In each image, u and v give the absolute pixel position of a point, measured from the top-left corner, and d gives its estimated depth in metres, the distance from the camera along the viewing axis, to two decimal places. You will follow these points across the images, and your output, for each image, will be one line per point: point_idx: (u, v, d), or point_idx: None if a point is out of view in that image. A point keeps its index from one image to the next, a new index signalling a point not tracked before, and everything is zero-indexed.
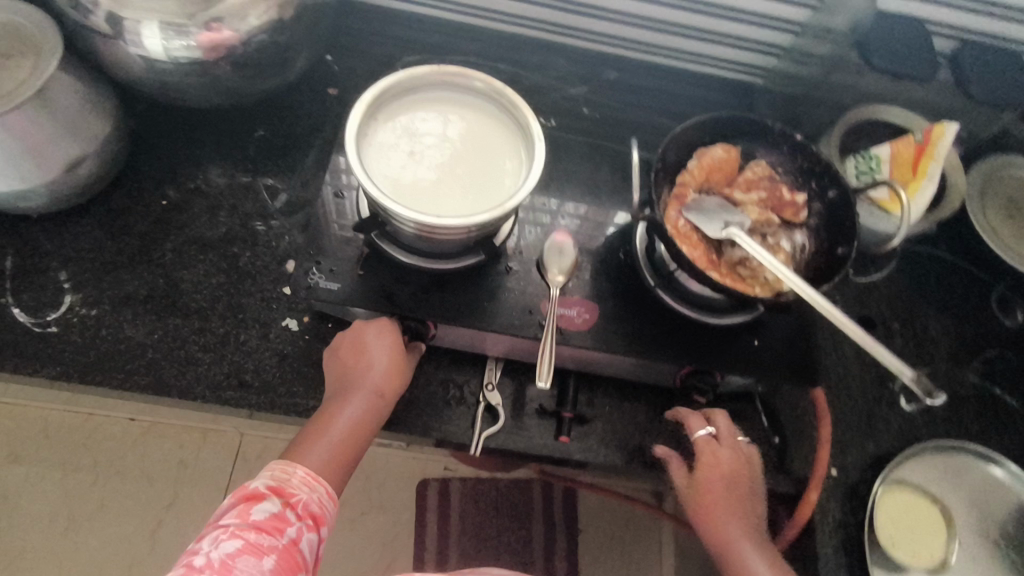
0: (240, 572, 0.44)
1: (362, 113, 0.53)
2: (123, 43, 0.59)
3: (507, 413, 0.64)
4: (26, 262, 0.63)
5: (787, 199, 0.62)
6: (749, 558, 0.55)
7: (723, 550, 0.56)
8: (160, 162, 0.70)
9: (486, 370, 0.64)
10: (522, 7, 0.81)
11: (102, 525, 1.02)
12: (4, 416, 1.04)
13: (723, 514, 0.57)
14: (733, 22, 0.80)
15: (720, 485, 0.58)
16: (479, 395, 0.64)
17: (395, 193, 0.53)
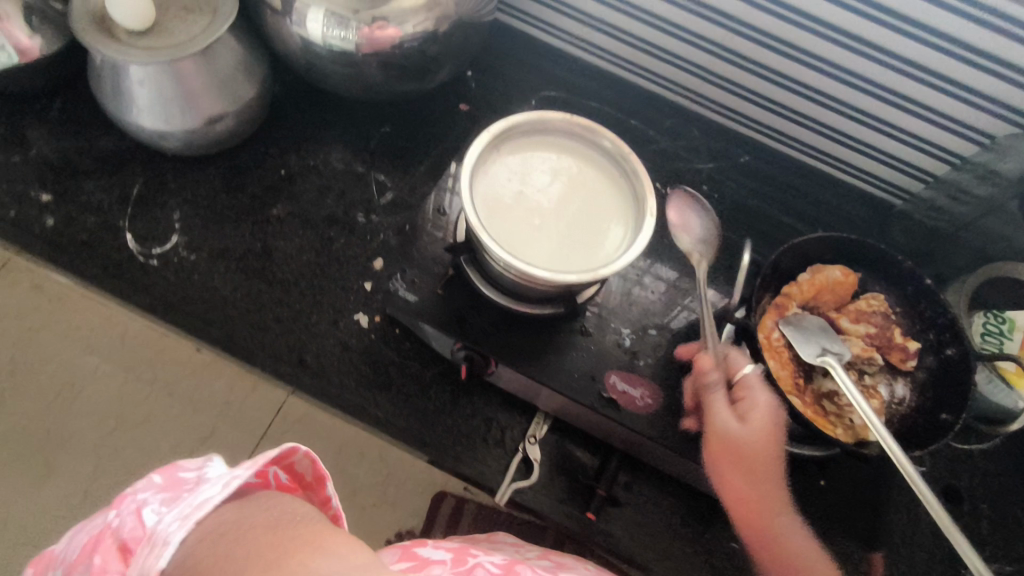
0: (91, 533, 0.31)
1: (485, 144, 0.53)
2: (289, 21, 0.63)
3: (540, 470, 0.62)
4: (149, 193, 0.68)
5: (897, 341, 0.57)
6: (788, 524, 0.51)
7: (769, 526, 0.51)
8: (291, 134, 0.74)
9: (532, 423, 0.63)
10: (671, 70, 0.80)
11: (123, 445, 0.96)
12: (62, 311, 0.98)
13: (769, 480, 0.51)
14: (888, 137, 0.75)
15: (767, 450, 0.51)
16: (520, 445, 0.63)
17: (495, 229, 0.53)
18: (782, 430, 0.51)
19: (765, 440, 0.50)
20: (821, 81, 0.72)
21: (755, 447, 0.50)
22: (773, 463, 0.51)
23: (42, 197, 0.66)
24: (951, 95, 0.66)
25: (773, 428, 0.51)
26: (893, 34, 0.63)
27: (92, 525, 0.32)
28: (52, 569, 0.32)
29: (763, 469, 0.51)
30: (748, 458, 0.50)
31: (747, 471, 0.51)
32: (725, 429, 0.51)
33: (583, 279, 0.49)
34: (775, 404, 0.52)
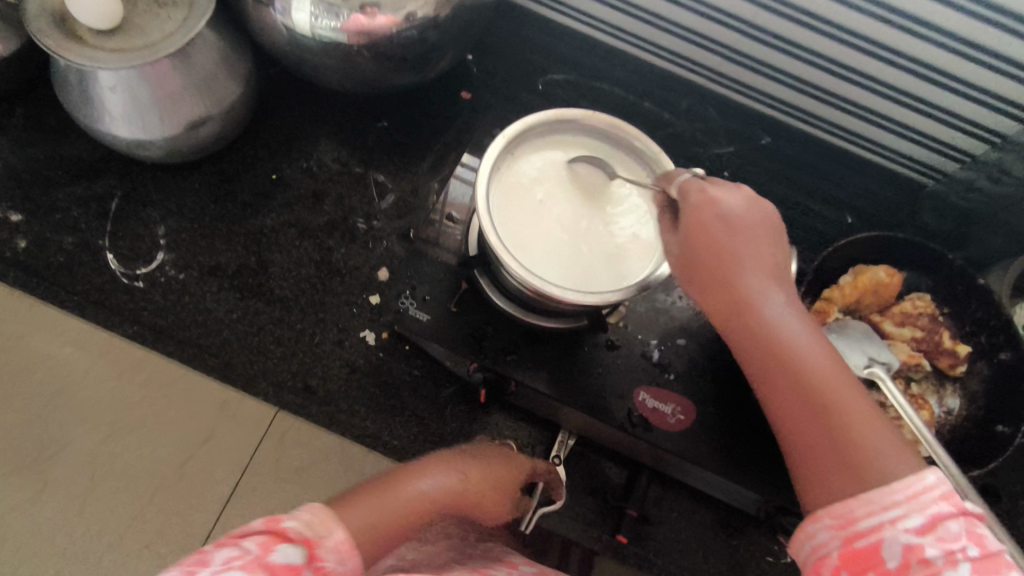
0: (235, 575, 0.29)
1: (501, 149, 0.48)
2: (272, 11, 0.57)
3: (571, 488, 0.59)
4: (129, 208, 0.62)
5: (946, 346, 0.54)
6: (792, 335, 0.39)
7: (768, 343, 0.39)
8: (281, 133, 0.68)
9: (557, 441, 0.59)
10: (687, 48, 0.74)
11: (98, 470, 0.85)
12: None
13: (747, 285, 0.40)
14: (923, 115, 0.70)
15: (719, 237, 0.40)
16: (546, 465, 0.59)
17: (513, 244, 0.48)
18: (716, 215, 0.40)
19: (718, 226, 0.40)
20: (856, 58, 0.66)
21: (694, 250, 0.41)
22: (739, 254, 0.40)
23: (12, 217, 0.60)
24: (999, 73, 0.61)
25: (710, 224, 0.40)
26: (943, 7, 0.57)
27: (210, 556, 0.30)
28: None
29: (728, 272, 0.40)
30: (709, 257, 0.40)
31: (699, 275, 0.41)
32: (672, 254, 0.42)
33: (612, 299, 0.45)
34: (702, 197, 0.41)
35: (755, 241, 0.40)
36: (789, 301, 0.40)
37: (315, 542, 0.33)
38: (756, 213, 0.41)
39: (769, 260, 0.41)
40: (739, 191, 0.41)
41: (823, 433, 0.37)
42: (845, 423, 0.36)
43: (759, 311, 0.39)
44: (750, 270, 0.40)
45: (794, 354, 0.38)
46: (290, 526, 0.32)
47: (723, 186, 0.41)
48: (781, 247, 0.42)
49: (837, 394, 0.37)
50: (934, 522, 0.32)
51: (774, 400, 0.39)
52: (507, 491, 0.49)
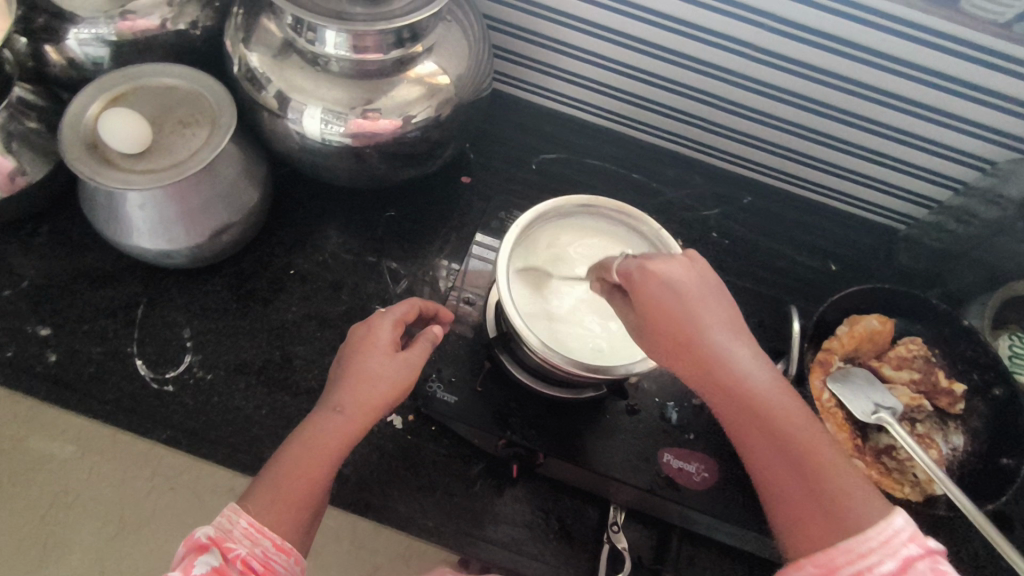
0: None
1: (523, 225, 0.53)
2: (286, 121, 0.62)
3: (630, 558, 0.59)
4: (154, 313, 0.64)
5: (942, 385, 0.57)
6: (760, 390, 0.40)
7: (739, 400, 0.40)
8: (295, 230, 0.71)
9: (609, 512, 0.60)
10: (667, 121, 0.80)
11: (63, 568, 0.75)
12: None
13: (708, 346, 0.42)
14: (885, 167, 0.76)
15: (674, 304, 0.43)
16: (604, 536, 0.59)
17: (525, 312, 0.52)
18: (667, 288, 0.43)
19: (671, 290, 0.43)
20: (818, 121, 0.73)
21: (650, 316, 0.44)
22: (697, 316, 0.43)
23: (40, 331, 0.62)
24: (952, 128, 0.68)
25: (658, 293, 0.44)
26: (895, 76, 0.64)
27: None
28: None
29: (690, 335, 0.42)
30: (665, 322, 0.43)
31: (660, 339, 0.43)
32: (635, 322, 0.46)
33: (619, 372, 0.48)
34: (642, 271, 0.45)
35: (704, 299, 0.43)
36: (752, 358, 0.42)
37: (226, 537, 0.43)
38: (701, 280, 0.44)
39: (723, 318, 0.43)
40: (674, 260, 0.45)
41: (802, 491, 0.38)
42: (815, 468, 0.38)
43: (728, 368, 0.41)
44: (713, 331, 0.42)
45: (767, 410, 0.40)
46: (202, 534, 0.43)
47: (660, 259, 0.45)
48: (731, 306, 0.44)
49: (807, 443, 0.39)
50: (907, 564, 0.34)
51: (754, 455, 0.40)
52: (389, 394, 0.50)
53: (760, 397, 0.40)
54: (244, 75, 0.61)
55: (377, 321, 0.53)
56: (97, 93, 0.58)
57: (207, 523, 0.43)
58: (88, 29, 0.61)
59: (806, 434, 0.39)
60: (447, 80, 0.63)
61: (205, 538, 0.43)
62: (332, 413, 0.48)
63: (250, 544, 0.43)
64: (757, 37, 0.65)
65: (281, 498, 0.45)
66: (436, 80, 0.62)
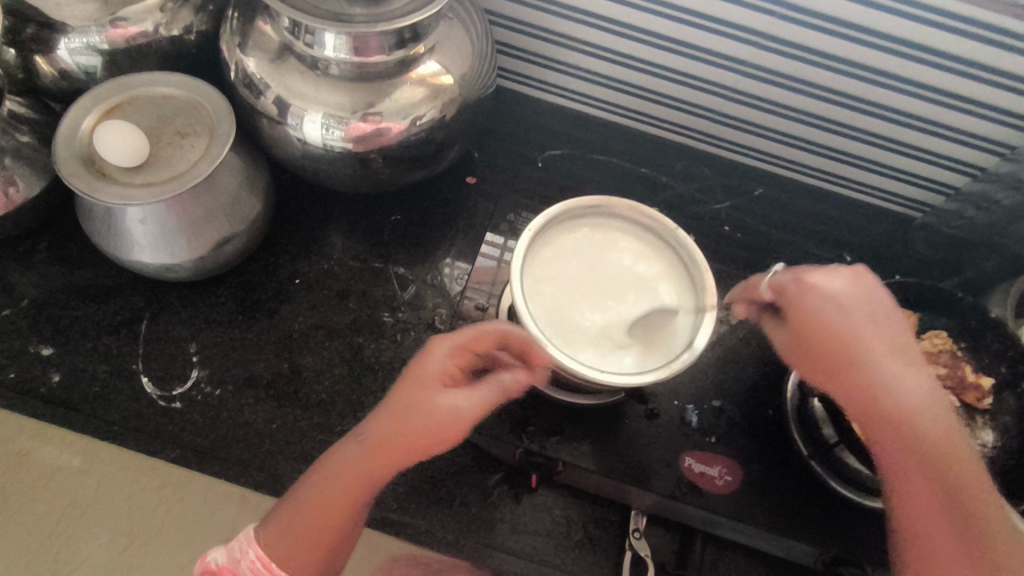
0: None
1: (545, 221, 0.52)
2: (287, 127, 0.60)
3: (653, 564, 0.57)
4: (158, 329, 0.63)
5: (969, 380, 0.56)
6: (924, 423, 0.44)
7: (903, 431, 0.43)
8: (299, 238, 0.70)
9: (631, 516, 0.59)
10: (674, 114, 0.79)
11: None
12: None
13: (879, 374, 0.44)
14: (900, 155, 0.74)
15: (847, 326, 0.45)
16: (627, 543, 0.58)
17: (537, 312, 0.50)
18: (838, 308, 0.45)
19: (841, 311, 0.45)
20: (832, 110, 0.71)
21: (819, 333, 0.45)
22: (869, 340, 0.44)
23: (42, 352, 0.61)
24: (969, 113, 0.66)
25: (828, 312, 0.45)
26: (911, 63, 0.63)
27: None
28: None
29: (861, 360, 0.44)
30: (835, 343, 0.44)
31: (827, 360, 0.45)
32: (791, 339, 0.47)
33: (645, 381, 0.46)
34: (808, 289, 0.46)
35: (879, 324, 0.45)
36: (921, 390, 0.44)
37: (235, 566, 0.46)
38: (874, 304, 0.46)
39: (895, 347, 0.45)
40: (844, 275, 0.46)
41: (952, 535, 0.42)
42: (968, 514, 0.42)
43: (898, 401, 0.44)
44: (883, 358, 0.44)
45: (930, 446, 0.43)
46: (214, 559, 0.47)
47: (830, 273, 0.46)
48: (903, 335, 0.46)
49: (963, 487, 0.42)
50: None
51: (908, 490, 0.43)
52: (434, 437, 0.43)
53: (924, 432, 0.43)
54: (241, 80, 0.60)
55: (434, 342, 0.46)
56: (92, 105, 0.56)
57: (219, 549, 0.47)
58: (78, 39, 0.59)
59: (962, 476, 0.43)
60: (451, 80, 0.61)
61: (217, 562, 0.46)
62: (355, 442, 0.45)
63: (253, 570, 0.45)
64: (768, 25, 0.64)
65: (292, 531, 0.45)
66: (439, 81, 0.61)
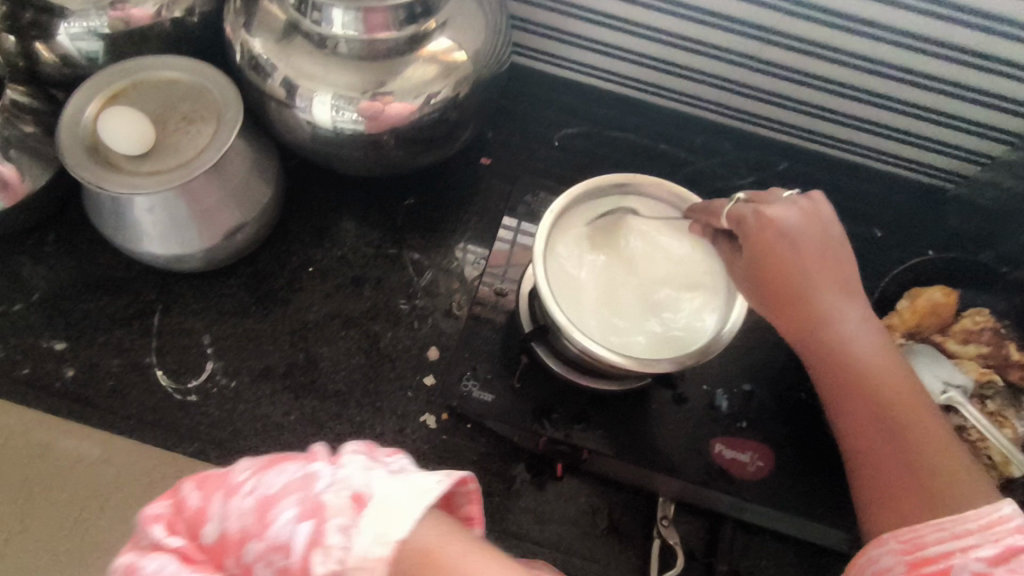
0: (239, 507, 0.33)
1: (563, 202, 0.49)
2: (295, 109, 0.58)
3: (683, 553, 0.56)
4: (171, 321, 0.61)
5: (1013, 359, 0.54)
6: (860, 348, 0.43)
7: (836, 355, 0.43)
8: (310, 224, 0.68)
9: (659, 505, 0.57)
10: (695, 87, 0.76)
11: None
12: None
13: (817, 296, 0.44)
14: (933, 123, 0.71)
15: (786, 248, 0.44)
16: (655, 531, 0.57)
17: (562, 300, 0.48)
18: (778, 229, 0.44)
19: (790, 233, 0.44)
20: (860, 78, 0.68)
21: (757, 256, 0.44)
22: (806, 263, 0.44)
23: (55, 346, 0.60)
24: (1007, 77, 0.63)
25: (775, 238, 0.44)
26: (944, 24, 0.60)
27: (259, 481, 0.33)
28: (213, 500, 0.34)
29: (796, 281, 0.43)
30: (773, 264, 0.44)
31: (765, 286, 0.44)
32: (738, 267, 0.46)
33: (678, 365, 0.44)
34: (761, 219, 0.44)
35: (819, 249, 0.44)
36: (861, 318, 0.44)
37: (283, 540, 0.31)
38: (817, 231, 0.45)
39: (838, 277, 0.44)
40: (789, 205, 0.46)
41: (892, 457, 0.40)
42: (910, 437, 0.40)
43: (837, 326, 0.43)
44: (819, 283, 0.44)
45: (866, 371, 0.42)
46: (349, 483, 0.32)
47: (774, 204, 0.46)
48: (847, 267, 0.45)
49: (903, 410, 0.41)
50: (1008, 553, 0.33)
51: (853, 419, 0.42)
52: None
53: (860, 356, 0.42)
54: (247, 62, 0.57)
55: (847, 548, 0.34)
56: (93, 91, 0.54)
57: (361, 467, 0.33)
58: (78, 23, 0.57)
59: (903, 401, 0.41)
60: (464, 56, 0.59)
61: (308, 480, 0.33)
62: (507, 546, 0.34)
63: (339, 556, 0.30)
64: None
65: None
66: (452, 57, 0.58)
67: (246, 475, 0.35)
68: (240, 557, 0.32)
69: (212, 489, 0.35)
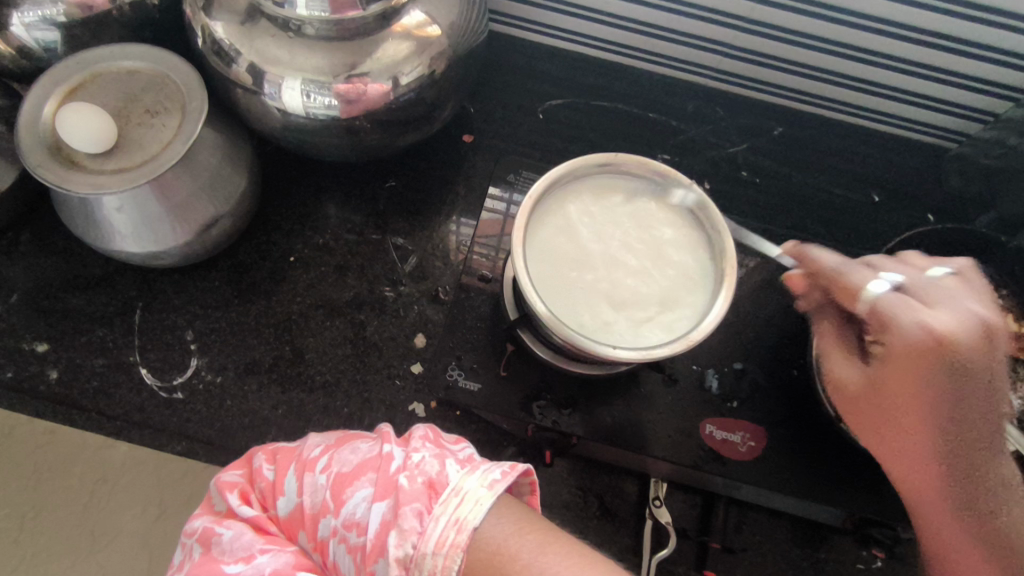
0: (324, 485, 0.40)
1: (551, 181, 0.48)
2: (263, 97, 0.55)
3: (674, 532, 0.56)
4: (153, 317, 0.61)
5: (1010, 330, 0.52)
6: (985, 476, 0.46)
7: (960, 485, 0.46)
8: (290, 212, 0.66)
9: (651, 483, 0.57)
10: (683, 51, 0.73)
11: None
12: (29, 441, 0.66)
13: (955, 426, 0.45)
14: (931, 81, 0.68)
15: (936, 375, 0.45)
16: (646, 510, 0.56)
17: (547, 290, 0.46)
18: (938, 355, 0.44)
19: (947, 360, 0.44)
20: (855, 36, 0.65)
21: (898, 376, 0.45)
22: (951, 393, 0.45)
23: (37, 349, 0.59)
24: (1010, 29, 0.60)
25: (926, 361, 0.45)
26: None
27: (333, 460, 0.40)
28: (308, 474, 0.40)
29: (935, 410, 0.45)
30: (914, 391, 0.45)
31: (897, 408, 0.46)
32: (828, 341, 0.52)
33: (667, 353, 0.43)
34: (923, 334, 0.45)
35: (979, 368, 0.45)
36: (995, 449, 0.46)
37: (356, 517, 0.37)
38: (984, 354, 0.45)
39: (979, 405, 0.45)
40: (958, 322, 0.45)
41: None
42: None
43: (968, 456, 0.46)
44: (957, 413, 0.45)
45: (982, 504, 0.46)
46: (427, 473, 0.38)
47: (947, 321, 0.45)
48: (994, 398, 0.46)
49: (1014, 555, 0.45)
50: None
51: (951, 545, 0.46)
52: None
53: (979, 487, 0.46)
54: (210, 48, 0.55)
55: None
56: (51, 87, 0.52)
57: (432, 457, 0.39)
58: (31, 12, 0.55)
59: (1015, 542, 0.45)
60: (437, 31, 0.56)
61: (388, 466, 0.39)
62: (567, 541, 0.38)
63: (415, 540, 0.35)
64: None
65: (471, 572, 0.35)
66: (426, 32, 0.56)
67: (317, 453, 0.42)
68: (313, 526, 0.39)
69: (285, 464, 0.42)
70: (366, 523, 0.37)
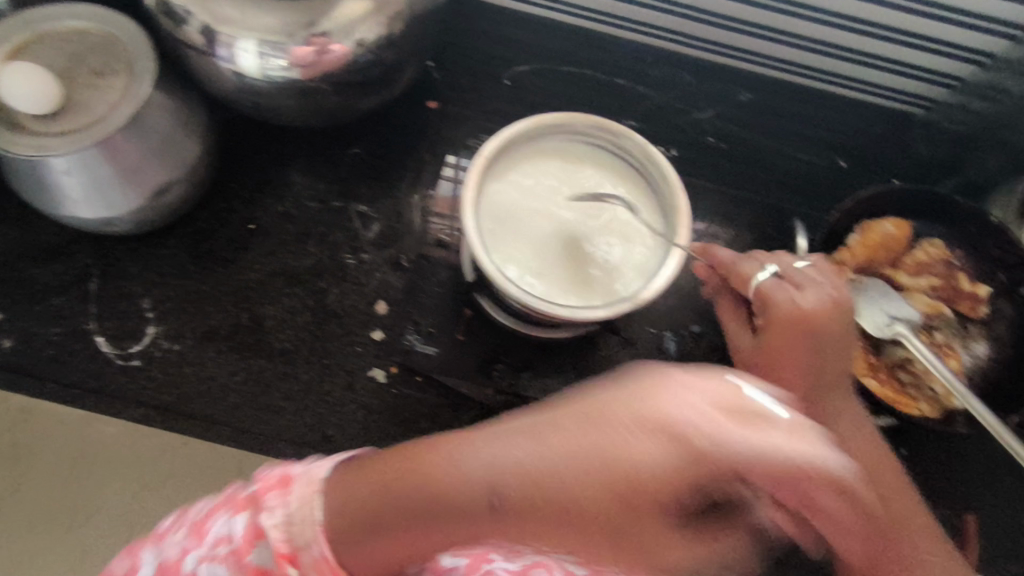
0: (174, 540, 0.38)
1: (502, 143, 0.46)
2: (216, 58, 0.54)
3: None
4: (109, 285, 0.60)
5: (965, 290, 0.53)
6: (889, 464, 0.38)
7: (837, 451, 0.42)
8: (250, 179, 0.65)
9: None
10: (651, 15, 0.71)
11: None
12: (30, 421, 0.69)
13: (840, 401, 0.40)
14: (899, 44, 0.67)
15: (805, 338, 0.41)
16: None
17: (498, 251, 0.46)
18: (813, 318, 0.42)
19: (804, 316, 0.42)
20: None
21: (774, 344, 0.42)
22: (827, 358, 0.41)
23: None
24: None
25: (794, 321, 0.42)
26: None
27: (179, 517, 0.40)
28: (156, 543, 0.39)
29: (821, 379, 0.40)
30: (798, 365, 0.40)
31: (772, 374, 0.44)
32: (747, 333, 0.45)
33: (613, 314, 0.43)
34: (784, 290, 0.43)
35: (830, 337, 0.42)
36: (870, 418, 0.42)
37: (219, 543, 0.37)
38: (831, 316, 0.42)
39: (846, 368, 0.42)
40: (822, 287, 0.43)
41: None
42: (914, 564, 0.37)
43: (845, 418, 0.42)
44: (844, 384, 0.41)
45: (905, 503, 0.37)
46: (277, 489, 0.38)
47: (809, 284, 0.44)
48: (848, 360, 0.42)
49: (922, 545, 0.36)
50: None
51: None
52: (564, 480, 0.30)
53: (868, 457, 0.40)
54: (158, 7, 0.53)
55: None
56: None
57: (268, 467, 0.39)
58: None
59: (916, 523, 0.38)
60: None
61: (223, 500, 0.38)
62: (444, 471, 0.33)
63: (278, 514, 0.35)
64: None
65: (378, 487, 0.34)
66: None
67: (162, 523, 0.42)
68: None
69: (134, 548, 0.41)
70: (234, 536, 0.36)
